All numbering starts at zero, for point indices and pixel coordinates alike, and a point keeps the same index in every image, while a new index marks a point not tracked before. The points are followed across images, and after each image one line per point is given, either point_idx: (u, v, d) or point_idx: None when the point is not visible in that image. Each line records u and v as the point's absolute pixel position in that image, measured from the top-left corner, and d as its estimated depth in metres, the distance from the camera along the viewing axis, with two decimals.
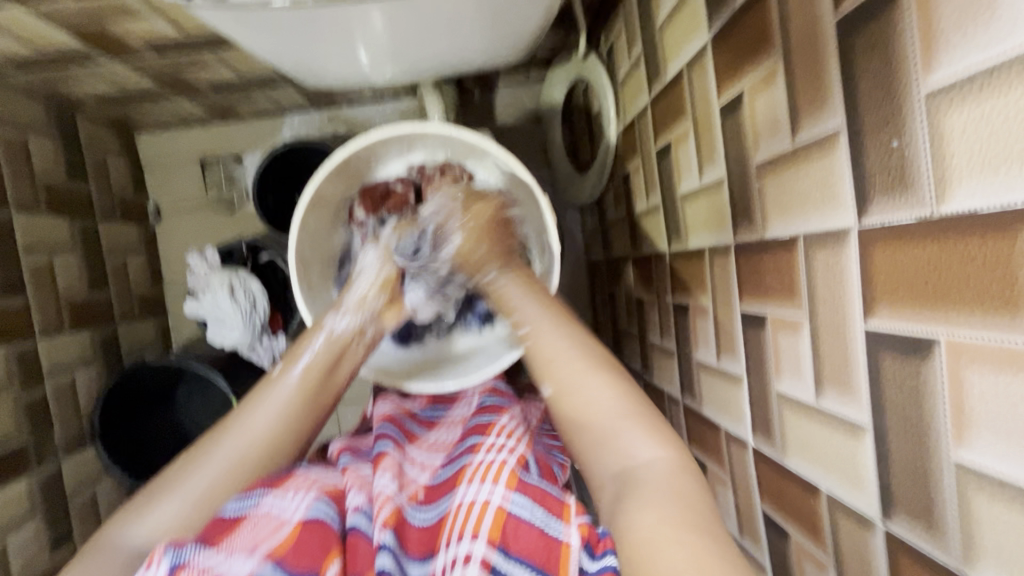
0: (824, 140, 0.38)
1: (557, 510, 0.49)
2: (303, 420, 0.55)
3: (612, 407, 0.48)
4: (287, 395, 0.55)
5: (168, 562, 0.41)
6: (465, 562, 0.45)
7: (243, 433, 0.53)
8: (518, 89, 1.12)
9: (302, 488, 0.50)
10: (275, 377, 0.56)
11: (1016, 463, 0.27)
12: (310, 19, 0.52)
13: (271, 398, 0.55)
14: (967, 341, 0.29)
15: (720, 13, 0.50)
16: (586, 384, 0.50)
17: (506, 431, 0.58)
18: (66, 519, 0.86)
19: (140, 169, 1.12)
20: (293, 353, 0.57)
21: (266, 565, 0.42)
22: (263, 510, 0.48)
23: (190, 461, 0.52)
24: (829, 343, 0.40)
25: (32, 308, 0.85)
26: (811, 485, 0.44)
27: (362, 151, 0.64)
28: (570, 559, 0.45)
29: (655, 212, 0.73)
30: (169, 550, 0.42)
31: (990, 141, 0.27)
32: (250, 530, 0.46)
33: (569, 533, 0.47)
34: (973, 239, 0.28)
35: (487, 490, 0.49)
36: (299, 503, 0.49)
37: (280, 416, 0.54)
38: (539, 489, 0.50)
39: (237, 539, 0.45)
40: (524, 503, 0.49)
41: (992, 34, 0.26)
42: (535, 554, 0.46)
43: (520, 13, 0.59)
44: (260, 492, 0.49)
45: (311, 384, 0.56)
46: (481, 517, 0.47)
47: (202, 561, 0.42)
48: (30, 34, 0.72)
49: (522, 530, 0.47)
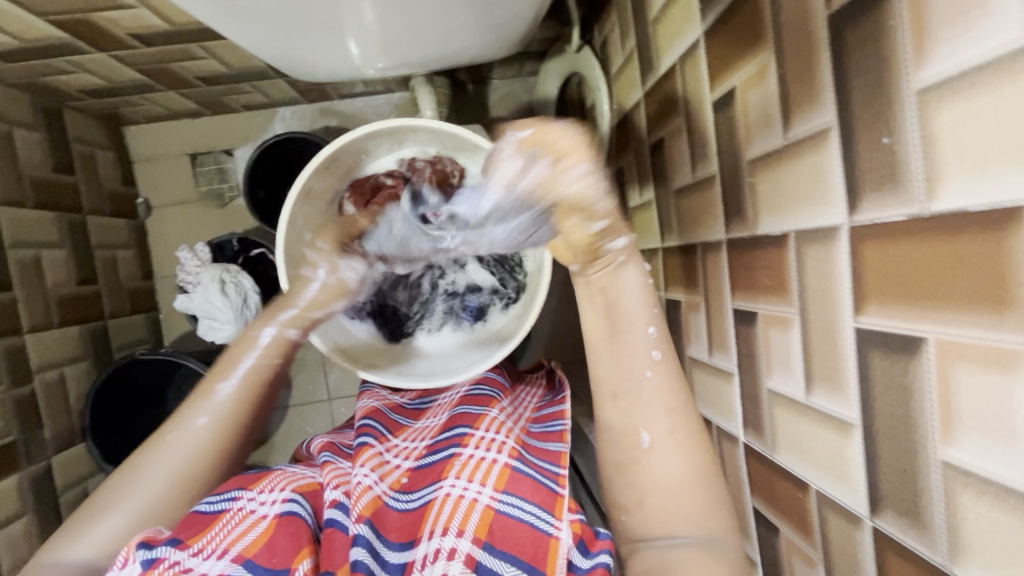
0: (816, 136, 0.38)
1: (549, 505, 0.49)
2: (242, 429, 0.54)
3: (683, 479, 0.46)
4: (225, 407, 0.53)
5: (142, 560, 0.42)
6: (448, 558, 0.45)
7: (183, 446, 0.52)
8: (511, 82, 1.11)
9: (277, 486, 0.51)
10: (208, 384, 0.54)
11: (1001, 461, 0.27)
12: (297, 10, 0.51)
13: (205, 409, 0.53)
14: (955, 338, 0.29)
15: (713, 5, 0.49)
16: (674, 459, 0.47)
17: (497, 424, 0.55)
18: (56, 515, 0.85)
19: (129, 163, 1.11)
20: (229, 360, 0.55)
21: (236, 566, 0.44)
22: (239, 505, 0.48)
23: (131, 467, 0.51)
24: (818, 340, 0.39)
25: (19, 304, 0.84)
26: (801, 481, 0.44)
27: (351, 145, 0.63)
28: (559, 554, 0.46)
29: (649, 207, 0.73)
30: (142, 547, 0.42)
31: (980, 138, 0.27)
32: (224, 530, 0.46)
33: (558, 528, 0.47)
34: (963, 236, 0.28)
35: (474, 489, 0.49)
36: (273, 499, 0.50)
37: (219, 426, 0.53)
38: (530, 484, 0.50)
39: (210, 537, 0.45)
40: (513, 501, 0.49)
41: (984, 29, 0.26)
42: (522, 550, 0.47)
43: (512, 5, 0.58)
44: (236, 489, 0.50)
45: (249, 391, 0.54)
46: (468, 514, 0.48)
47: (175, 559, 0.43)
48: (13, 25, 0.70)
49: (509, 529, 0.48)
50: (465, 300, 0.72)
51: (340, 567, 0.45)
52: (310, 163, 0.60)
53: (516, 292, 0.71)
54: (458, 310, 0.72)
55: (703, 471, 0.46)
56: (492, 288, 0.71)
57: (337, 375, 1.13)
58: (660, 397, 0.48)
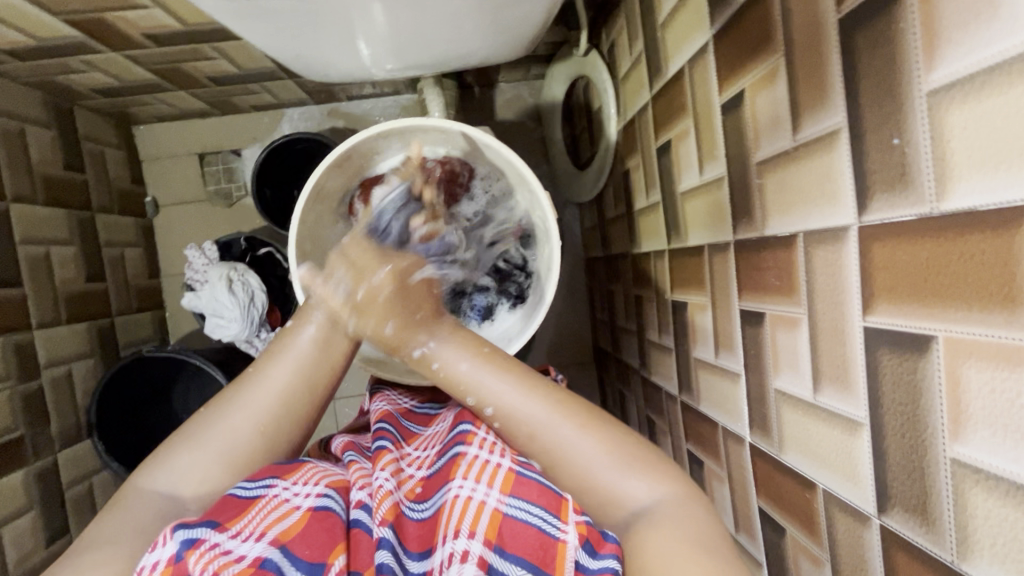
0: (824, 138, 0.38)
1: (555, 508, 0.47)
2: (325, 379, 0.55)
3: (608, 462, 0.49)
4: (308, 353, 0.55)
5: (181, 539, 0.41)
6: (461, 560, 0.45)
7: (247, 407, 0.52)
8: (518, 85, 1.12)
9: (311, 479, 0.51)
10: (284, 345, 0.55)
11: (1010, 457, 0.28)
12: (311, 11, 0.52)
13: (293, 355, 0.54)
14: (964, 337, 0.29)
15: (722, 9, 0.50)
16: (578, 446, 0.50)
17: (499, 428, 0.55)
18: (62, 512, 0.86)
19: (137, 161, 1.11)
20: (308, 312, 0.57)
21: (275, 549, 0.45)
22: (274, 493, 0.48)
23: (174, 446, 0.51)
24: (827, 340, 0.40)
25: (28, 300, 0.85)
26: (808, 481, 0.44)
27: (363, 144, 0.63)
28: (567, 556, 0.44)
29: (655, 209, 0.73)
30: (180, 528, 0.42)
31: (991, 138, 0.27)
32: (260, 513, 0.46)
33: (566, 532, 0.46)
34: (974, 234, 0.28)
35: (481, 491, 0.49)
36: (308, 491, 0.50)
37: (300, 373, 0.54)
38: (537, 488, 0.49)
39: (248, 520, 0.46)
40: (520, 505, 0.48)
41: (996, 31, 0.26)
42: (530, 552, 0.46)
43: (522, 8, 0.58)
44: (270, 477, 0.49)
45: (327, 341, 0.56)
46: (477, 516, 0.48)
47: (215, 540, 0.42)
48: (28, 24, 0.71)
49: (518, 531, 0.47)
50: (473, 299, 0.73)
51: (367, 568, 0.45)
52: (323, 163, 0.60)
53: (521, 291, 0.72)
54: (466, 309, 0.73)
55: (621, 451, 0.50)
56: (498, 288, 0.73)
57: (341, 375, 1.13)
58: (512, 384, 0.53)
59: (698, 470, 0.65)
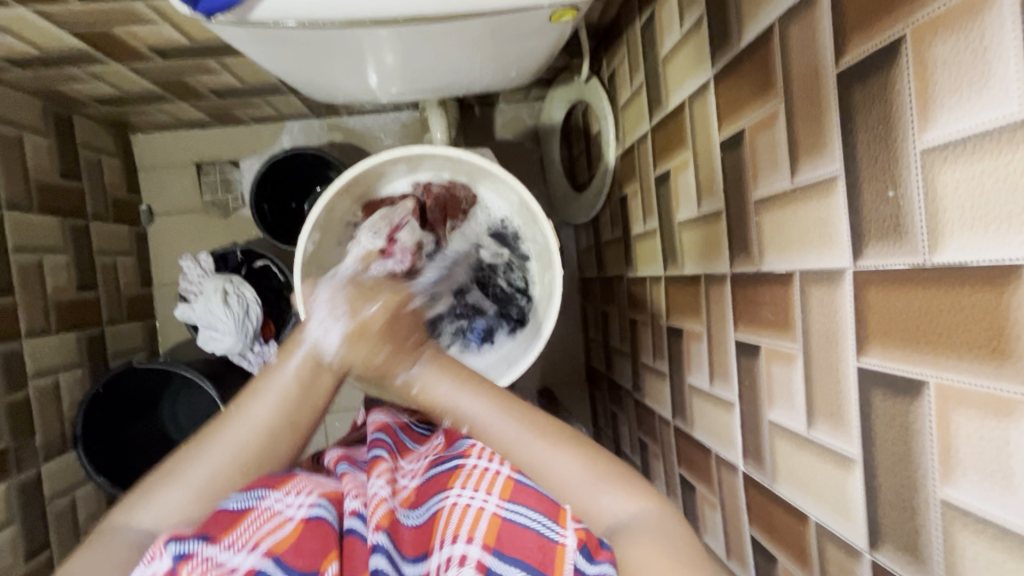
0: (821, 184, 0.40)
1: (552, 513, 0.48)
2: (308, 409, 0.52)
3: (579, 475, 0.48)
4: (290, 388, 0.52)
5: (172, 554, 0.41)
6: (459, 564, 0.45)
7: (228, 444, 0.49)
8: (517, 106, 1.14)
9: (304, 489, 0.50)
10: (265, 379, 0.52)
11: (998, 503, 0.29)
12: (323, 40, 0.53)
13: (272, 389, 0.51)
14: (954, 384, 0.31)
15: (723, 52, 0.52)
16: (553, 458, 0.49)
17: None
18: (43, 527, 0.83)
19: (134, 170, 1.11)
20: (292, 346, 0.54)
21: (267, 560, 0.44)
22: (265, 505, 0.47)
23: (183, 457, 0.49)
24: (821, 378, 0.41)
25: (18, 309, 0.83)
26: (800, 513, 0.45)
27: (370, 170, 0.63)
28: (565, 559, 0.44)
29: (652, 236, 0.75)
30: (172, 541, 0.42)
31: (981, 199, 0.29)
32: (251, 526, 0.46)
33: (564, 535, 0.46)
34: (965, 288, 0.30)
35: (480, 498, 0.50)
36: (301, 502, 0.49)
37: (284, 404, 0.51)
38: (536, 494, 0.50)
39: (239, 532, 0.45)
40: (518, 510, 0.49)
41: (985, 101, 0.28)
42: (529, 555, 0.46)
43: (531, 42, 0.59)
44: (261, 488, 0.49)
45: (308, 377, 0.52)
46: (476, 522, 0.48)
47: (206, 554, 0.42)
48: (34, 34, 0.71)
49: (517, 535, 0.48)
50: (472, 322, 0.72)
51: None
52: (330, 187, 0.60)
53: (520, 315, 0.71)
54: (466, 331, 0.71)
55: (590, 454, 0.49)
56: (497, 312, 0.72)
57: None
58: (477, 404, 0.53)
59: (692, 496, 0.66)
